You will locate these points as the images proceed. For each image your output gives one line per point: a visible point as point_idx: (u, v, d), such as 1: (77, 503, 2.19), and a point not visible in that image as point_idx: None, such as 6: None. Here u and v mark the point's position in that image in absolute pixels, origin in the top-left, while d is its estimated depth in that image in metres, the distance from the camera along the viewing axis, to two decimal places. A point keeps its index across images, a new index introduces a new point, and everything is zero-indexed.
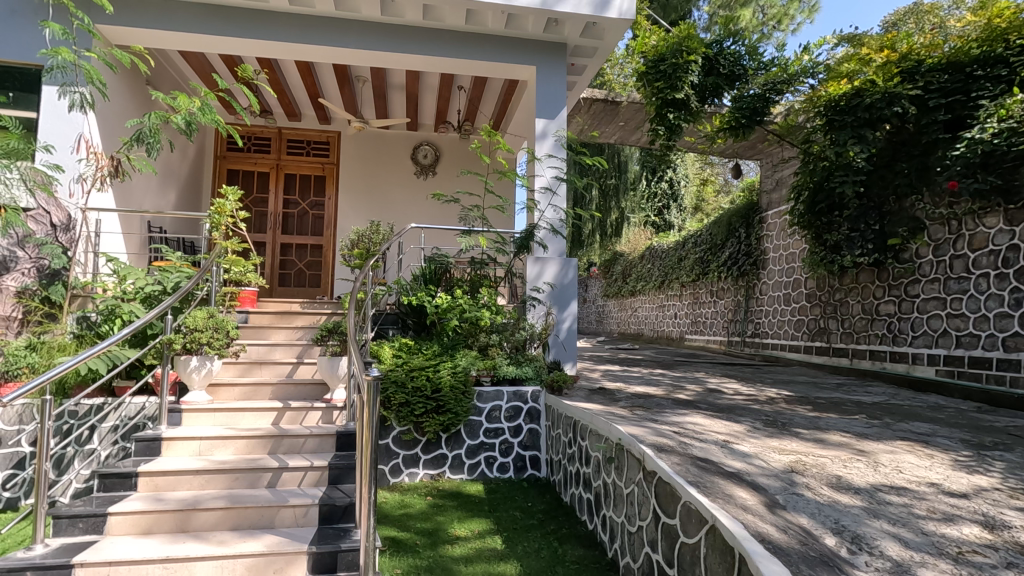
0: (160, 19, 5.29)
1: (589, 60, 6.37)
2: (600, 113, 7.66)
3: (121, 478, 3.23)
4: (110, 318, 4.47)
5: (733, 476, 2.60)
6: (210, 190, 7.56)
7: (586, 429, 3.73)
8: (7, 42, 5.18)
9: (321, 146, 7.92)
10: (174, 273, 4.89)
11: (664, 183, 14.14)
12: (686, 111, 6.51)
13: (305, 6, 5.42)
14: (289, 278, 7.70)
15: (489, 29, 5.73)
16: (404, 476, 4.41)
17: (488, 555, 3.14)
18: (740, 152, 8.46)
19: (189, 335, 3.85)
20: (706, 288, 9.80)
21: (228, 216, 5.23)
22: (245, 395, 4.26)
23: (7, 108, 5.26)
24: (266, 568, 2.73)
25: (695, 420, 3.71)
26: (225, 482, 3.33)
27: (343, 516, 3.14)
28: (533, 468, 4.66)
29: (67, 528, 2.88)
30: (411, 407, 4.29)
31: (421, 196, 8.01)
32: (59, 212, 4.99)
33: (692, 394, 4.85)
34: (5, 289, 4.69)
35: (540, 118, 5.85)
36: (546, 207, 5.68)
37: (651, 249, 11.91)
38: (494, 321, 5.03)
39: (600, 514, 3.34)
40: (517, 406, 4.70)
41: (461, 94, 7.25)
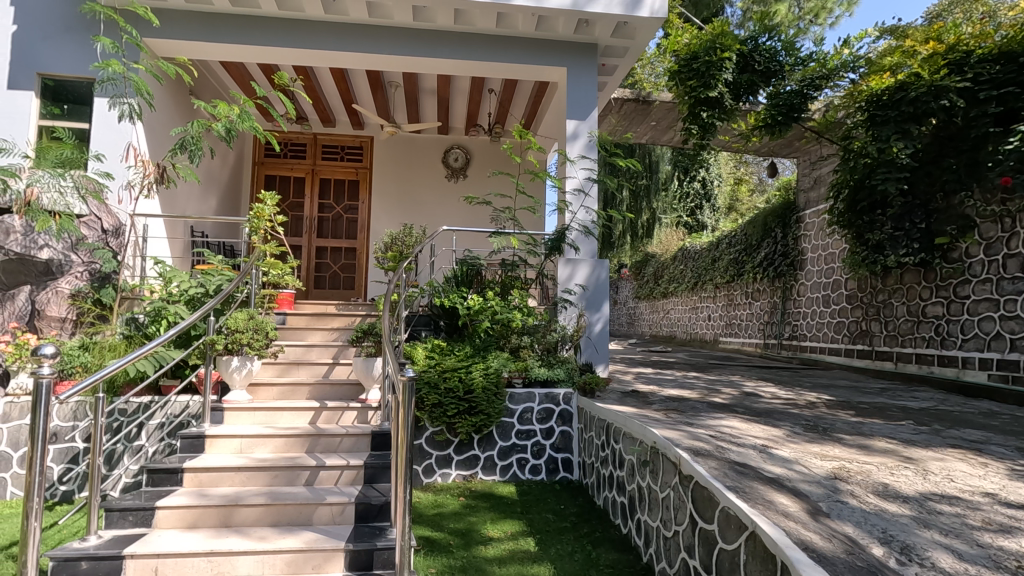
0: (201, 30, 5.49)
1: (620, 60, 6.32)
2: (631, 113, 7.60)
3: (168, 474, 3.35)
4: (157, 319, 4.67)
5: (773, 482, 2.53)
6: (249, 195, 7.79)
7: (619, 431, 3.70)
8: (61, 57, 5.46)
9: (355, 151, 8.08)
10: (216, 276, 5.04)
11: (697, 183, 13.90)
12: (720, 109, 6.38)
13: (339, 14, 5.53)
14: (324, 280, 7.86)
15: (519, 31, 5.75)
16: (437, 476, 4.44)
17: (521, 557, 3.14)
18: (776, 150, 8.27)
19: (231, 335, 3.99)
20: (740, 289, 9.59)
21: (267, 221, 5.38)
22: (283, 394, 4.37)
23: (61, 119, 5.60)
24: (305, 565, 2.79)
25: (732, 424, 3.64)
26: (265, 479, 3.41)
27: (378, 514, 3.18)
28: (565, 471, 4.63)
29: (117, 521, 3.00)
30: (444, 407, 4.32)
31: (453, 198, 8.07)
32: (109, 218, 5.25)
33: (727, 397, 4.75)
34: (60, 292, 4.94)
35: (572, 119, 5.83)
36: (578, 208, 5.66)
37: (683, 250, 11.72)
38: (525, 323, 5.04)
39: (635, 518, 3.29)
40: (549, 408, 4.69)
41: (492, 96, 7.29)
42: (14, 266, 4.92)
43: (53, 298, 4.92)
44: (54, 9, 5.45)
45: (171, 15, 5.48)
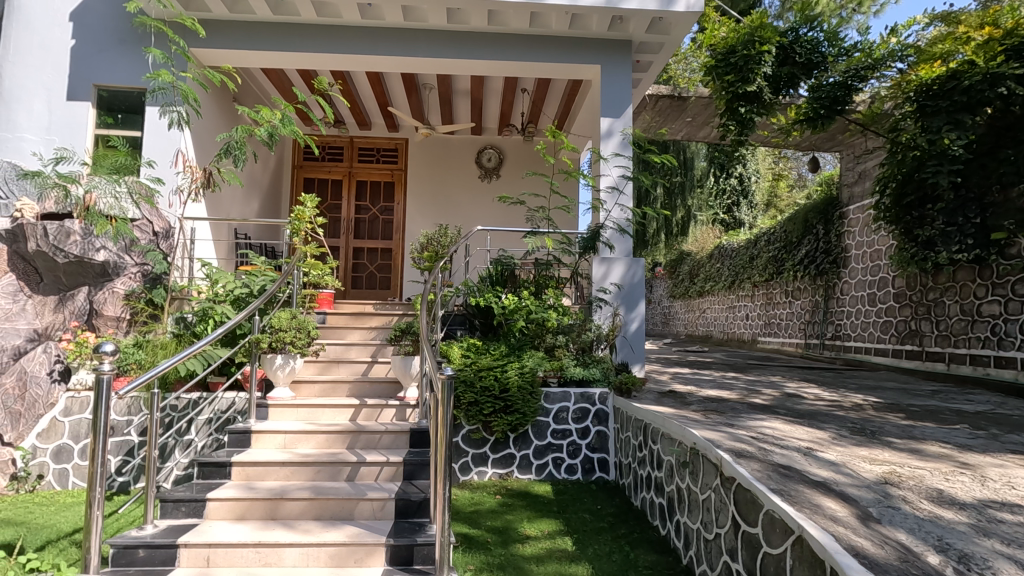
0: (244, 38, 5.67)
1: (655, 57, 6.24)
2: (666, 109, 7.50)
3: (217, 467, 3.47)
4: (204, 318, 4.82)
5: (820, 485, 2.47)
6: (289, 198, 7.99)
7: (657, 432, 3.66)
8: (116, 68, 5.74)
9: (390, 153, 8.22)
10: (260, 277, 5.20)
11: (733, 179, 13.62)
12: (759, 103, 6.18)
13: (376, 19, 5.62)
14: (361, 280, 8.02)
15: (553, 30, 5.74)
16: (474, 474, 4.49)
17: (559, 556, 3.14)
18: (818, 145, 8.04)
19: (274, 334, 4.12)
20: (780, 287, 9.34)
21: (307, 223, 5.52)
22: (324, 392, 4.49)
23: (115, 128, 5.88)
24: (347, 558, 2.86)
25: (774, 425, 3.55)
26: (309, 474, 3.51)
27: (418, 510, 3.22)
28: (601, 470, 4.60)
29: (172, 511, 3.14)
30: (480, 406, 4.37)
31: (486, 198, 8.12)
32: (160, 222, 5.50)
33: (769, 399, 4.64)
34: (115, 292, 5.19)
35: (606, 117, 5.80)
36: (612, 206, 5.64)
37: (719, 248, 11.47)
38: (560, 322, 5.02)
39: (674, 520, 3.25)
40: (585, 407, 4.68)
41: (525, 96, 7.31)
42: (74, 268, 5.23)
43: (110, 298, 5.18)
44: (112, 24, 5.75)
45: (216, 25, 5.68)
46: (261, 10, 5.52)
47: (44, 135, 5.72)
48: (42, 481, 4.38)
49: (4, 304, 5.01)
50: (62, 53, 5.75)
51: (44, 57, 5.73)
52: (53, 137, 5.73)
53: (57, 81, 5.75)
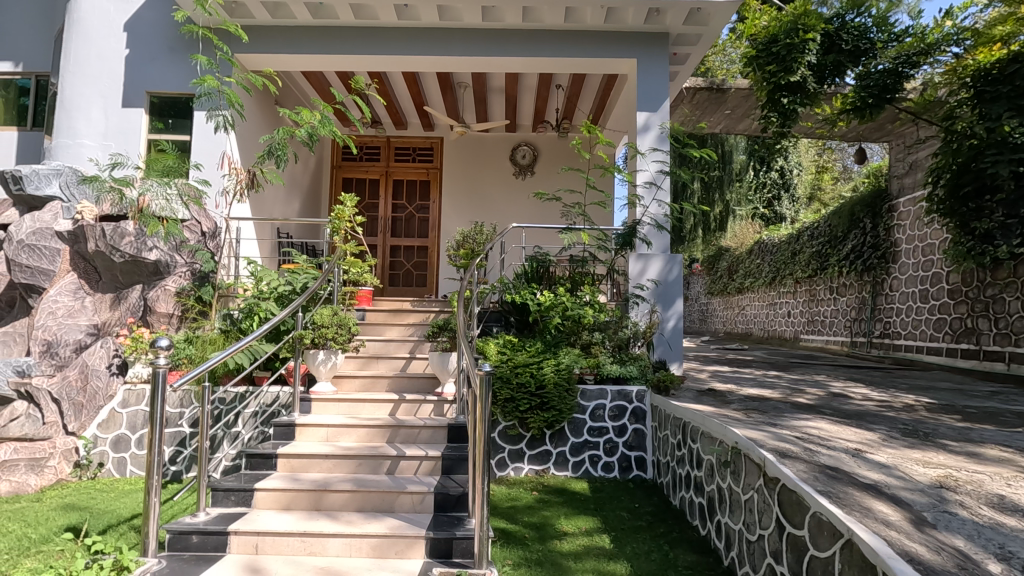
0: (286, 43, 5.83)
1: (692, 49, 6.12)
2: (704, 102, 7.34)
3: (264, 459, 3.60)
4: (249, 315, 4.96)
5: (870, 488, 2.38)
6: (328, 197, 8.18)
7: (696, 430, 3.61)
8: (166, 76, 5.99)
9: (426, 152, 8.32)
10: (302, 274, 5.34)
11: (774, 173, 13.26)
12: (802, 93, 5.96)
13: (412, 19, 5.69)
14: (398, 278, 8.14)
15: (588, 25, 5.69)
16: (510, 470, 4.51)
17: (597, 553, 3.13)
18: (865, 134, 7.76)
19: (317, 330, 4.26)
20: (824, 284, 9.02)
21: (347, 221, 5.63)
22: (364, 386, 4.59)
23: (165, 133, 6.14)
24: (388, 550, 2.91)
25: (819, 425, 3.45)
26: (351, 467, 3.60)
27: (456, 505, 3.27)
28: (639, 469, 4.56)
29: (222, 499, 3.28)
30: (516, 402, 4.38)
31: (521, 195, 8.15)
32: (207, 221, 5.71)
33: (813, 398, 4.50)
34: (167, 290, 5.44)
35: (642, 111, 5.73)
36: (650, 201, 5.56)
37: (760, 243, 11.17)
38: (597, 319, 4.97)
39: (714, 520, 3.20)
40: (622, 405, 4.64)
41: (560, 92, 7.30)
42: (129, 268, 5.48)
43: (162, 296, 5.42)
44: (162, 33, 6.00)
45: (259, 31, 5.85)
46: (302, 14, 5.65)
47: (101, 140, 6.04)
48: (102, 470, 4.57)
49: (67, 302, 5.46)
50: (117, 62, 6.03)
51: (101, 67, 6.03)
52: (109, 143, 6.04)
53: (113, 89, 6.04)
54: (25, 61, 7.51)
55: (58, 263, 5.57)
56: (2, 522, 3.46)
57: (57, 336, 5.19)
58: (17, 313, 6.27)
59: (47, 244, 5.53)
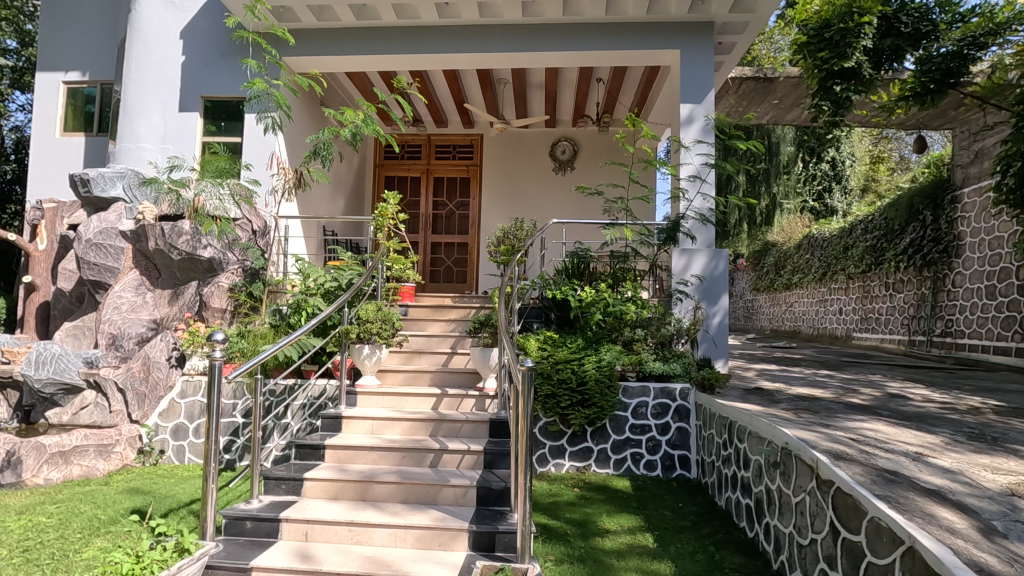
0: (331, 45, 5.98)
1: (739, 37, 5.95)
2: (751, 92, 7.11)
3: (312, 449, 3.73)
4: (298, 310, 5.05)
5: (933, 493, 2.27)
6: (371, 196, 8.34)
7: (744, 430, 3.51)
8: (219, 80, 6.23)
9: (466, 149, 8.38)
10: (347, 271, 5.45)
11: (825, 164, 12.76)
12: (857, 80, 5.66)
13: (453, 18, 5.74)
14: (438, 275, 8.24)
15: (631, 16, 5.61)
16: (551, 466, 4.51)
17: (640, 552, 3.10)
18: (925, 121, 7.37)
19: (362, 325, 4.38)
20: (879, 279, 8.61)
21: (390, 219, 5.71)
22: (407, 380, 4.68)
23: (218, 135, 6.40)
24: (433, 541, 2.96)
25: (876, 427, 3.30)
26: (395, 459, 3.67)
27: (499, 499, 3.28)
28: (682, 468, 4.48)
29: (274, 488, 3.41)
30: (557, 399, 4.37)
31: (562, 191, 8.12)
32: (258, 220, 5.93)
33: (869, 398, 4.31)
34: (221, 287, 5.68)
35: (685, 103, 5.60)
36: (694, 195, 5.45)
37: (809, 238, 10.76)
38: (639, 316, 4.88)
39: (763, 522, 3.11)
40: (665, 403, 4.57)
41: (600, 86, 7.22)
42: (186, 265, 5.76)
43: (215, 291, 5.66)
44: (214, 39, 6.25)
45: (306, 34, 6.02)
46: (346, 16, 5.78)
47: (160, 144, 6.34)
48: (163, 456, 4.82)
49: (131, 297, 5.78)
50: (174, 68, 6.31)
51: (159, 73, 6.34)
52: (168, 146, 6.36)
53: (171, 95, 6.33)
54: (91, 70, 7.97)
55: (122, 261, 5.95)
56: (75, 503, 3.69)
57: (121, 330, 5.53)
58: (85, 308, 6.68)
59: (112, 242, 5.93)
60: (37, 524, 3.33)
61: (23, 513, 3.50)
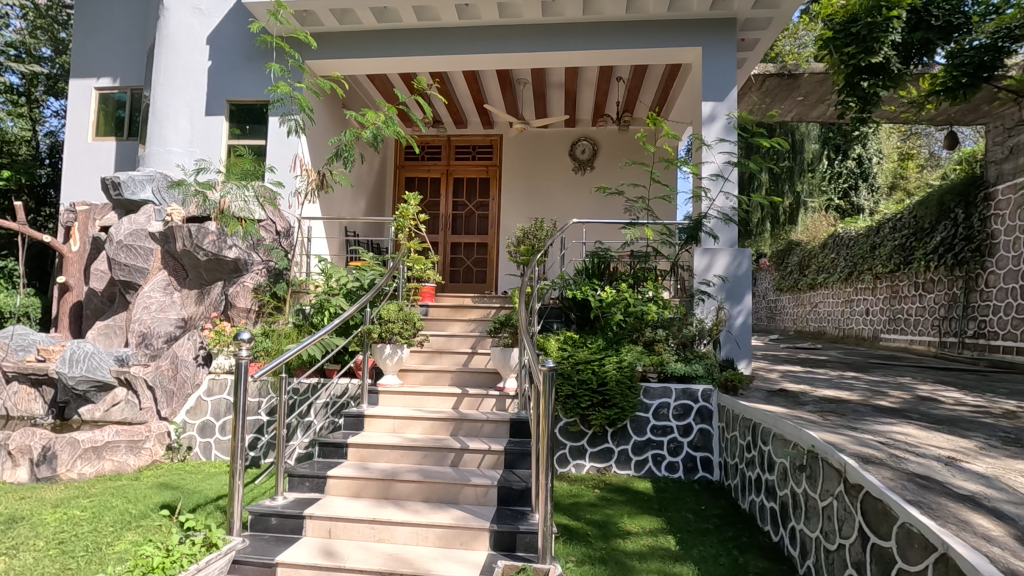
0: (352, 48, 6.04)
1: (762, 33, 5.86)
2: (774, 89, 7.00)
3: (335, 448, 3.78)
4: (321, 310, 5.13)
5: (967, 499, 2.21)
6: (392, 196, 8.42)
7: (768, 432, 3.46)
8: (244, 84, 6.35)
9: (485, 149, 8.40)
10: (369, 271, 5.50)
11: (851, 161, 12.51)
12: (886, 76, 5.52)
13: (472, 19, 5.77)
14: (458, 275, 8.28)
15: (651, 15, 5.58)
16: (572, 467, 4.50)
17: (662, 554, 3.07)
18: (957, 116, 7.18)
19: (384, 325, 4.43)
20: (908, 279, 8.40)
21: (411, 219, 5.75)
22: (428, 379, 4.72)
23: (243, 138, 6.52)
24: (454, 540, 2.98)
25: (906, 430, 3.22)
26: (416, 458, 3.69)
27: (519, 499, 3.28)
28: (704, 470, 4.43)
29: (298, 485, 3.46)
30: (578, 399, 4.35)
31: (581, 190, 8.09)
32: (281, 221, 6.07)
33: (898, 401, 4.21)
34: (246, 287, 5.79)
35: (707, 101, 5.53)
36: (717, 194, 5.38)
37: (835, 237, 10.55)
38: (660, 316, 4.83)
39: (788, 526, 3.06)
40: (687, 404, 4.52)
41: (620, 85, 7.18)
42: (212, 266, 5.89)
43: (241, 291, 5.78)
44: (240, 44, 6.36)
45: (328, 37, 6.10)
46: (367, 19, 5.85)
47: (187, 147, 6.49)
48: (191, 452, 4.92)
49: (159, 297, 5.96)
50: (201, 73, 6.45)
51: (187, 78, 6.48)
52: (195, 149, 6.49)
53: (197, 99, 6.47)
54: (122, 76, 8.18)
55: (151, 261, 6.10)
56: (107, 497, 3.79)
57: (150, 328, 5.69)
58: (116, 308, 6.86)
59: (142, 243, 6.08)
60: (71, 517, 3.43)
61: (58, 506, 3.61)
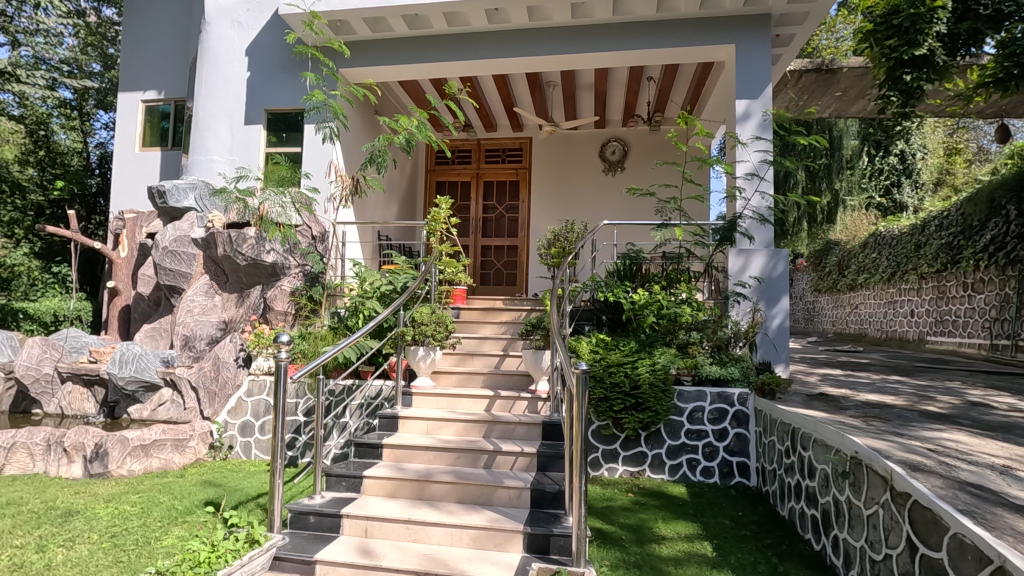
0: (384, 55, 6.15)
1: (798, 29, 5.73)
2: (811, 85, 6.84)
3: (370, 448, 3.84)
4: (355, 313, 5.23)
5: (1023, 509, 2.11)
6: (423, 200, 8.52)
7: (808, 437, 3.37)
8: (281, 94, 6.53)
9: (515, 153, 8.43)
10: (402, 275, 5.59)
11: (893, 157, 12.12)
12: (930, 68, 5.32)
13: (502, 23, 5.82)
14: (489, 277, 8.31)
15: (682, 13, 5.51)
16: (604, 470, 4.47)
17: (699, 561, 3.02)
18: (1008, 109, 6.86)
19: (417, 328, 4.49)
20: (955, 279, 8.04)
21: (443, 223, 5.80)
22: (460, 382, 4.76)
23: (279, 145, 6.69)
24: (488, 542, 2.99)
25: (956, 437, 3.09)
26: (450, 459, 3.73)
27: (553, 502, 3.27)
28: (741, 476, 4.34)
29: (335, 484, 3.54)
30: (610, 403, 4.32)
31: (612, 192, 8.05)
32: (316, 227, 6.20)
33: (946, 406, 4.04)
34: (284, 290, 5.96)
35: (741, 99, 5.43)
36: (751, 193, 5.27)
37: (877, 236, 10.21)
38: (695, 318, 4.77)
39: (831, 535, 2.97)
40: (722, 408, 4.44)
41: (651, 85, 7.12)
42: (251, 269, 6.07)
43: (279, 295, 5.97)
44: (277, 54, 6.55)
45: (361, 45, 6.23)
46: (399, 26, 5.95)
47: (227, 155, 6.71)
48: (232, 451, 5.07)
49: (202, 300, 6.18)
50: (240, 84, 6.67)
51: (227, 89, 6.70)
52: (234, 157, 6.71)
53: (237, 109, 6.69)
54: (166, 89, 8.51)
55: (194, 266, 6.34)
56: (154, 494, 3.94)
57: (193, 331, 5.90)
58: (162, 311, 7.14)
59: (186, 249, 6.34)
60: (122, 511, 3.59)
61: (110, 501, 3.77)
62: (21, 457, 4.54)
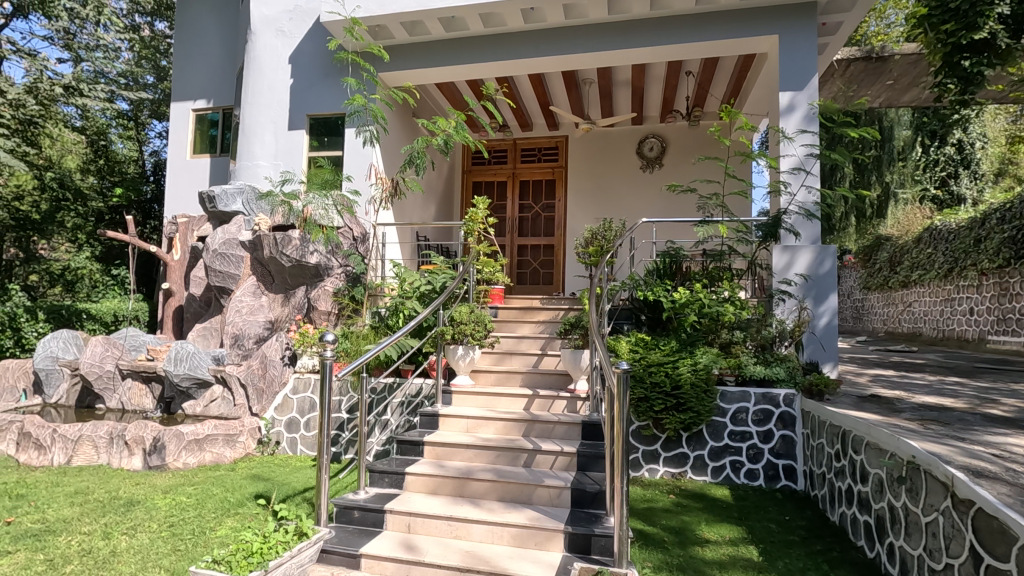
0: (421, 58, 6.24)
1: (846, 16, 5.52)
2: (860, 75, 6.65)
3: (412, 445, 3.91)
4: (396, 312, 5.32)
5: None
6: (460, 201, 8.60)
7: (860, 440, 3.25)
8: (323, 99, 6.71)
9: (551, 152, 8.41)
10: (440, 274, 5.66)
11: (950, 147, 11.60)
12: (992, 53, 4.98)
13: (538, 22, 5.83)
14: (526, 277, 8.32)
15: (723, 5, 5.38)
16: (645, 471, 4.42)
17: (744, 565, 2.96)
18: None
19: (457, 327, 4.54)
20: (1019, 275, 7.57)
21: (480, 223, 5.84)
22: (499, 380, 4.78)
23: (321, 149, 6.88)
24: (529, 540, 3.00)
25: (1023, 442, 2.92)
26: (490, 457, 3.76)
27: (593, 502, 3.25)
28: (788, 479, 4.22)
29: (378, 480, 3.61)
30: (650, 403, 4.27)
31: (649, 189, 7.94)
32: (357, 228, 6.46)
33: (1011, 410, 3.81)
34: (327, 290, 6.14)
35: (786, 91, 5.29)
36: (797, 188, 5.11)
37: (932, 230, 9.75)
38: (738, 317, 4.66)
39: (885, 542, 2.86)
40: (767, 409, 4.32)
41: (690, 79, 6.99)
42: (296, 270, 6.25)
43: (323, 295, 6.14)
44: (319, 61, 6.74)
45: (399, 49, 6.35)
46: (436, 29, 6.05)
47: (272, 160, 6.95)
48: (279, 447, 5.25)
49: (249, 301, 6.40)
50: (284, 90, 6.88)
51: (271, 96, 6.93)
52: (279, 162, 6.93)
53: (281, 115, 6.92)
54: (215, 97, 8.86)
55: (241, 268, 6.58)
56: (208, 486, 4.12)
57: (242, 330, 6.12)
58: (212, 311, 7.43)
59: (234, 252, 6.60)
60: (179, 502, 3.76)
61: (168, 493, 3.96)
62: (86, 449, 4.80)
